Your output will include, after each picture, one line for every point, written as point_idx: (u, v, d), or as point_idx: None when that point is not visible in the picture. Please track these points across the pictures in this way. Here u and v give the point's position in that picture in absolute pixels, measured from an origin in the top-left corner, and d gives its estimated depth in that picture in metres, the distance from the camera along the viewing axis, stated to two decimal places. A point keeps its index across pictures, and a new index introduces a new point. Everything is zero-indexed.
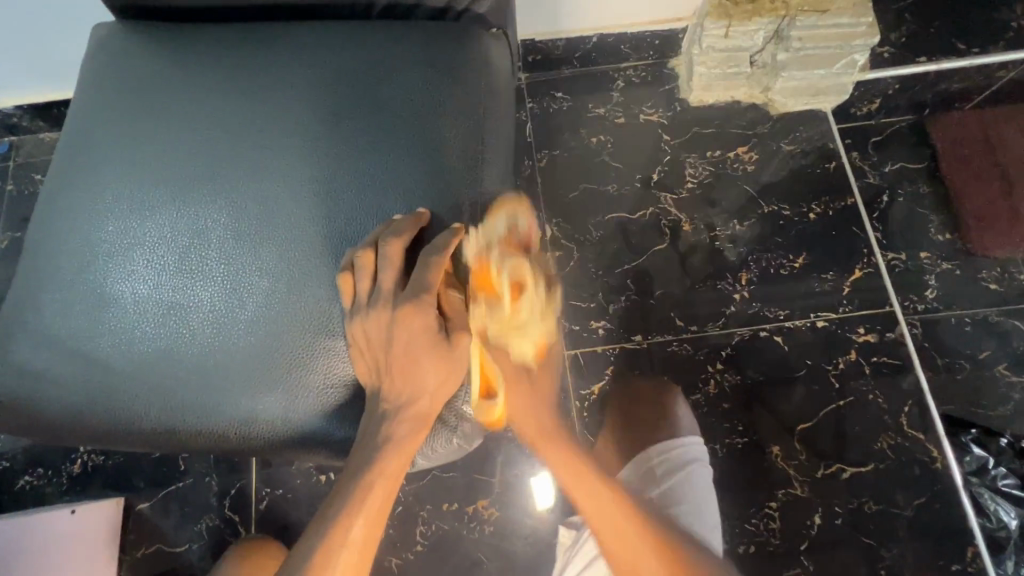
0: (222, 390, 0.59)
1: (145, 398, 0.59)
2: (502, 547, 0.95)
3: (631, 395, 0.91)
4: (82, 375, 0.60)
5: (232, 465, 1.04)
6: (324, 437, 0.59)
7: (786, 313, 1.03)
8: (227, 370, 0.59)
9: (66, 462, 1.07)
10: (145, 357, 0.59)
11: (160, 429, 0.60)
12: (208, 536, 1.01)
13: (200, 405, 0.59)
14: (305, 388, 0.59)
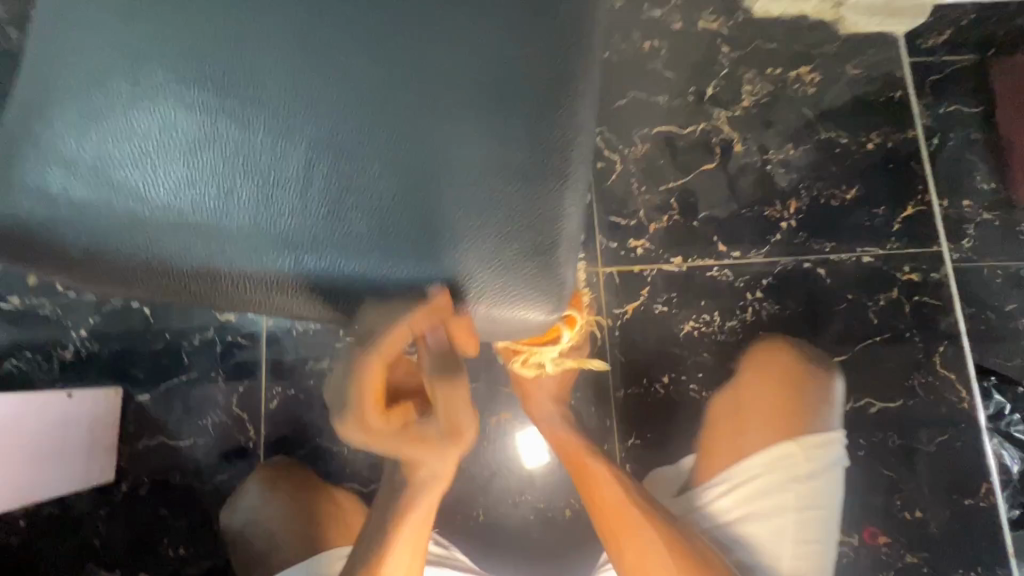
0: (272, 235, 0.51)
1: (175, 237, 0.51)
2: (524, 459, 0.93)
3: (768, 358, 0.86)
4: (96, 204, 0.50)
5: (240, 362, 0.98)
6: (390, 287, 0.52)
7: (832, 245, 0.99)
8: (280, 214, 0.51)
9: (58, 347, 0.99)
10: (179, 190, 0.51)
11: (190, 275, 0.51)
12: (214, 432, 0.96)
13: (243, 250, 0.51)
14: (372, 229, 0.51)
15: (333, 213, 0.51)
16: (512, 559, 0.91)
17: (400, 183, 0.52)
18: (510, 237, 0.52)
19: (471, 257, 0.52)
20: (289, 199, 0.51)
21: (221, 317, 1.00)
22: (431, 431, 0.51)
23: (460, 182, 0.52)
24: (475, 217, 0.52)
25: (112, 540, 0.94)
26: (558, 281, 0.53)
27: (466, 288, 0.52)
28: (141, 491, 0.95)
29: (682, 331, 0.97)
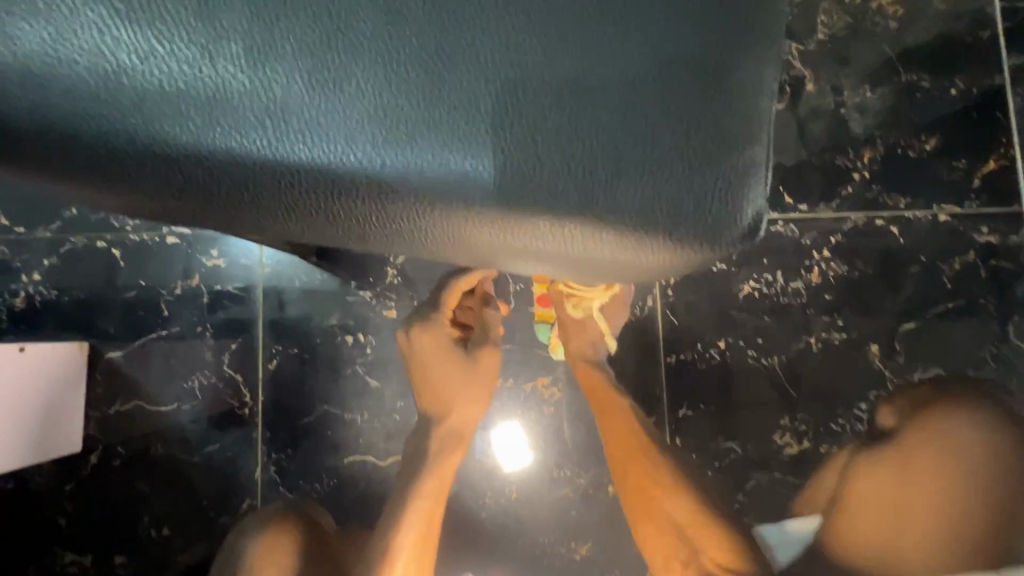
0: (199, 77, 0.28)
1: (20, 68, 0.28)
2: (562, 429, 0.84)
3: (947, 437, 0.53)
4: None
5: (231, 316, 0.84)
6: (461, 195, 0.29)
7: (907, 201, 0.89)
8: (223, 41, 0.28)
9: (5, 294, 0.84)
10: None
11: (54, 144, 0.28)
12: (203, 397, 0.82)
13: (143, 101, 0.28)
14: (430, 91, 0.29)
15: (323, 48, 0.29)
16: (549, 539, 0.82)
17: (446, 2, 0.29)
18: (646, 105, 0.29)
19: (569, 133, 0.29)
20: (240, 19, 0.29)
21: (208, 262, 0.84)
22: (477, 380, 0.62)
23: (555, 7, 0.30)
24: (580, 66, 0.29)
25: (81, 518, 0.80)
26: (735, 188, 0.29)
27: (556, 194, 0.29)
28: (115, 463, 0.81)
29: (741, 292, 0.88)
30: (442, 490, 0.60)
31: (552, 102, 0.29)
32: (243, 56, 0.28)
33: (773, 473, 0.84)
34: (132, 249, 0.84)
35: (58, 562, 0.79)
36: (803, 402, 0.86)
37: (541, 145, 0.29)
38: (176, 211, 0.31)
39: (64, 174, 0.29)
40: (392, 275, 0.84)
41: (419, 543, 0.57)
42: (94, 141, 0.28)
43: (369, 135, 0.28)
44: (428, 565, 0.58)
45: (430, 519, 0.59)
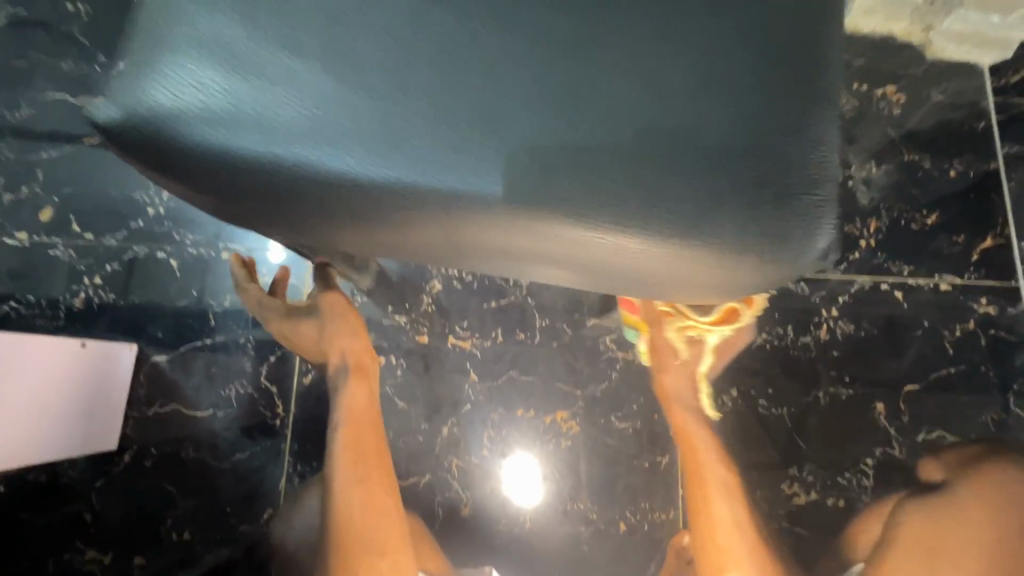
0: (393, 135, 0.45)
1: (260, 122, 0.44)
2: (578, 463, 0.87)
3: (1004, 488, 0.64)
4: (156, 87, 0.43)
5: (272, 329, 0.89)
6: (652, 245, 0.46)
7: (910, 268, 0.95)
8: (414, 117, 0.45)
9: (65, 293, 0.90)
10: (270, 79, 0.44)
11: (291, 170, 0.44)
12: (238, 405, 0.86)
13: (356, 144, 0.44)
14: (634, 181, 0.46)
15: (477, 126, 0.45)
16: (559, 573, 0.84)
17: (560, 103, 0.46)
18: (758, 187, 0.46)
19: (718, 205, 0.46)
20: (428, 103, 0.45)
21: (257, 279, 0.91)
22: (330, 323, 0.74)
23: (639, 115, 0.47)
24: (699, 156, 0.46)
25: (106, 516, 0.82)
26: (790, 231, 0.46)
27: (709, 245, 0.46)
28: (145, 463, 0.84)
29: (754, 343, 0.92)
30: (359, 413, 0.71)
31: (646, 167, 0.46)
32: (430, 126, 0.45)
33: (781, 522, 0.86)
34: (189, 261, 0.91)
35: (77, 559, 0.80)
36: (811, 452, 0.89)
37: (701, 212, 0.46)
38: (369, 217, 0.46)
39: (378, 226, 0.47)
40: (427, 302, 0.90)
41: (350, 467, 0.67)
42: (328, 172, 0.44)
43: (601, 207, 0.45)
44: (383, 490, 0.67)
45: (362, 439, 0.69)
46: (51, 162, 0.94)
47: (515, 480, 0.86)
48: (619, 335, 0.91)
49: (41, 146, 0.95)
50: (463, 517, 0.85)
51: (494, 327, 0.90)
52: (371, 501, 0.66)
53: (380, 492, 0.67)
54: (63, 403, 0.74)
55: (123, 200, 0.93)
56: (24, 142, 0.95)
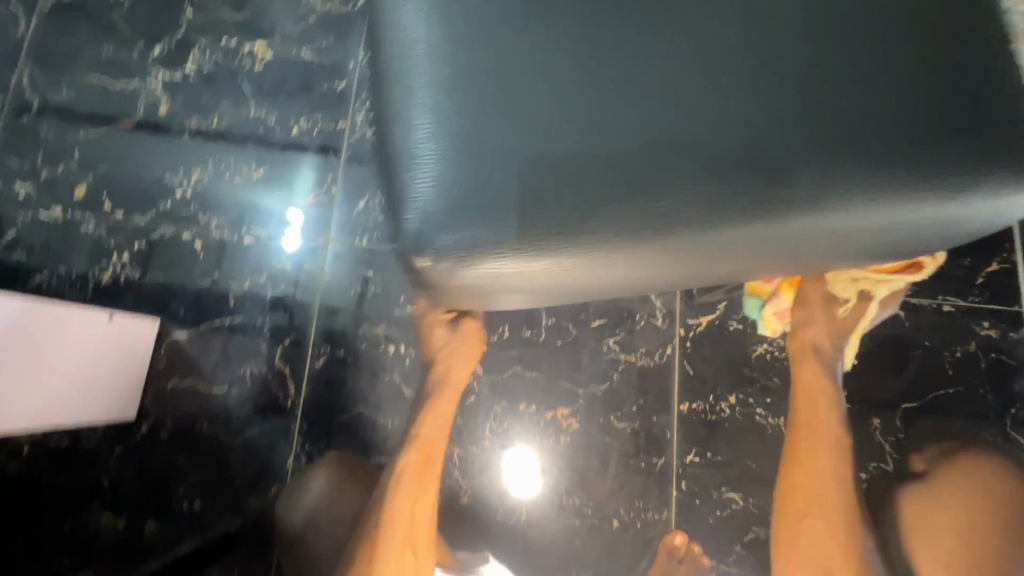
0: (595, 171, 0.50)
1: (503, 187, 0.50)
2: (576, 460, 0.89)
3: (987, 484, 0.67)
4: (410, 174, 0.52)
5: (288, 314, 0.93)
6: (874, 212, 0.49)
7: (914, 288, 0.96)
8: (602, 151, 0.50)
9: (95, 268, 0.94)
10: (496, 137, 0.51)
11: (659, 245, 0.51)
12: (252, 384, 0.90)
13: (588, 220, 0.50)
14: (838, 178, 0.49)
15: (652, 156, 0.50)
16: (552, 564, 0.86)
17: (698, 131, 0.50)
18: (957, 139, 0.48)
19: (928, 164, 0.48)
20: (603, 138, 0.50)
21: (276, 264, 0.94)
22: (458, 342, 0.79)
23: (776, 130, 0.49)
24: (891, 151, 0.48)
25: (122, 482, 0.86)
26: (999, 163, 0.48)
27: (923, 202, 0.49)
28: (162, 435, 0.88)
29: (755, 353, 0.93)
30: (433, 429, 0.78)
31: (751, 195, 0.49)
32: (614, 159, 0.50)
33: None
34: (213, 243, 0.95)
35: (93, 521, 0.84)
36: None
37: (912, 177, 0.48)
38: (609, 270, 0.53)
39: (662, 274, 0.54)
40: None
41: (418, 465, 0.76)
42: (639, 238, 0.50)
43: (814, 206, 0.49)
44: (429, 496, 0.75)
45: (428, 448, 0.77)
46: (88, 142, 0.99)
47: (513, 473, 0.89)
48: (622, 338, 0.93)
49: (80, 127, 0.99)
50: (462, 505, 0.88)
51: (501, 323, 0.93)
52: (407, 515, 0.73)
53: (423, 513, 0.74)
54: (76, 373, 0.76)
55: (153, 182, 0.97)
56: (63, 122, 0.99)
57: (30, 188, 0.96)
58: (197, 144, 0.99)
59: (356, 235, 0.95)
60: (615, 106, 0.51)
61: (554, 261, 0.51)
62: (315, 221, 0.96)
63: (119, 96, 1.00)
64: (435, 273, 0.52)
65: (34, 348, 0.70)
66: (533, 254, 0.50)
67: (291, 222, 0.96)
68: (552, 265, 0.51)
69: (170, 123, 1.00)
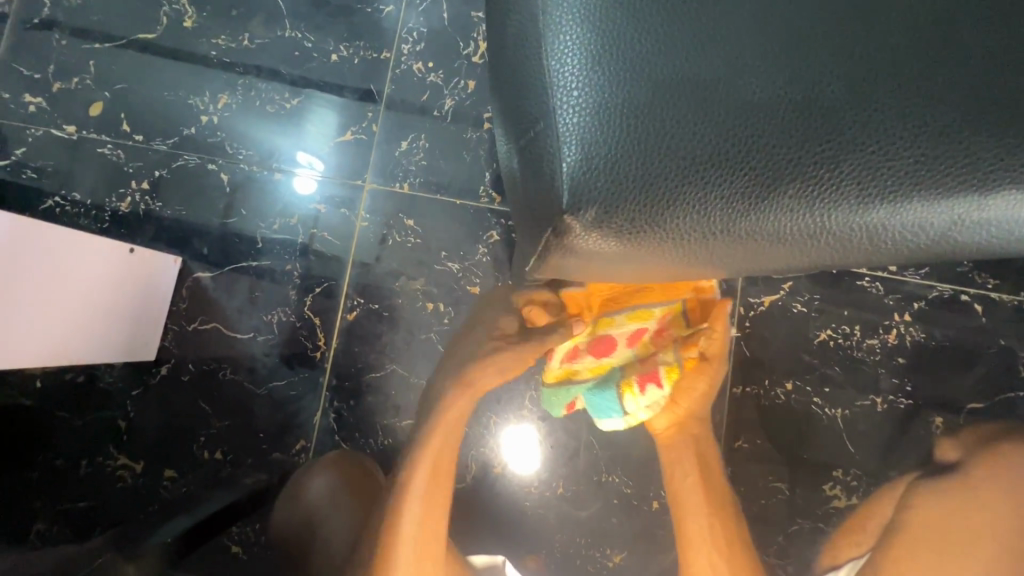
0: (877, 99, 0.28)
1: (724, 122, 0.28)
2: (618, 438, 0.84)
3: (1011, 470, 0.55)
4: (552, 90, 0.28)
5: (320, 261, 0.86)
6: None
7: (997, 282, 0.87)
8: (862, 75, 0.29)
9: (111, 196, 0.86)
10: (687, 31, 0.29)
11: (957, 234, 0.30)
12: (279, 332, 0.84)
13: (869, 182, 0.28)
14: None
15: (948, 82, 0.29)
16: (585, 541, 0.83)
17: (978, 40, 0.30)
18: None
19: None
20: (853, 46, 0.29)
21: (309, 206, 0.87)
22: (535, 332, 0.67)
23: None
24: None
25: (141, 426, 0.81)
26: None
27: None
28: (183, 379, 0.82)
29: (817, 338, 0.87)
30: (449, 429, 0.66)
31: None
32: (879, 83, 0.29)
33: (817, 521, 0.85)
34: (240, 178, 0.87)
35: (109, 464, 0.80)
36: (859, 457, 0.86)
37: None
38: (886, 261, 0.32)
39: (964, 257, 0.32)
40: (482, 254, 0.86)
41: (427, 478, 0.65)
42: (934, 217, 0.29)
43: None
44: (441, 504, 0.65)
45: (439, 455, 0.65)
46: (104, 56, 0.89)
47: (549, 445, 0.84)
48: None
49: (95, 37, 0.89)
50: (494, 474, 0.84)
51: None
52: (427, 515, 0.64)
53: (430, 528, 0.64)
54: (95, 308, 0.69)
55: (176, 106, 0.88)
56: (76, 29, 0.89)
57: (41, 102, 0.87)
58: (224, 66, 0.89)
59: (396, 180, 0.87)
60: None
61: (784, 250, 0.30)
62: (350, 162, 0.88)
63: (139, 5, 0.90)
64: (587, 263, 0.29)
65: (58, 268, 0.64)
66: (752, 236, 0.29)
67: (307, 162, 0.87)
68: (767, 254, 0.30)
69: (195, 41, 0.90)
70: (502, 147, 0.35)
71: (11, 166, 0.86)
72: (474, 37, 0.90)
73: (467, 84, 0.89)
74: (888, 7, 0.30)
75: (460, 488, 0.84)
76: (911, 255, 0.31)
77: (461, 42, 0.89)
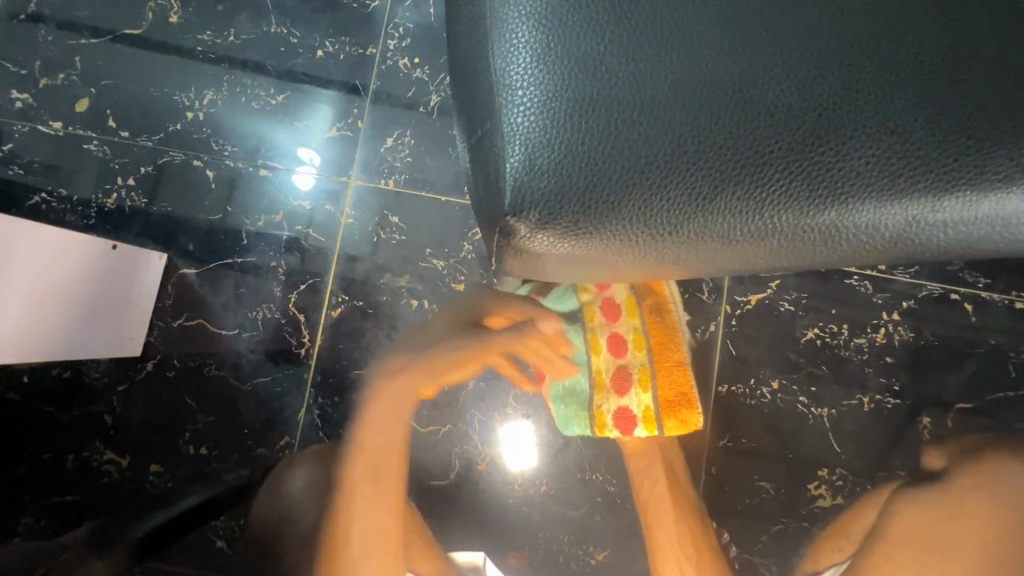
0: (828, 100, 0.28)
1: (671, 123, 0.27)
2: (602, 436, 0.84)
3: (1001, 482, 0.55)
4: (499, 89, 0.28)
5: (305, 258, 0.86)
6: None
7: (987, 281, 0.86)
8: (815, 73, 0.28)
9: (98, 193, 0.86)
10: (640, 28, 0.29)
11: (914, 236, 0.29)
12: (264, 329, 0.84)
13: (818, 184, 0.28)
14: None
15: (904, 80, 0.28)
16: (568, 539, 0.83)
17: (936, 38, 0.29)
18: None
19: None
20: (809, 44, 0.29)
21: (294, 202, 0.87)
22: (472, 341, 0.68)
23: None
24: None
25: (127, 420, 0.82)
26: None
27: None
28: (168, 374, 0.83)
29: (805, 337, 0.87)
30: (381, 434, 0.64)
31: None
32: (832, 84, 0.28)
33: (802, 521, 0.84)
34: (226, 174, 0.87)
35: (96, 459, 0.81)
36: (845, 456, 0.85)
37: None
38: (842, 263, 0.32)
39: (922, 259, 0.32)
40: (467, 252, 0.86)
41: (370, 487, 0.63)
42: (887, 219, 0.28)
43: None
44: (389, 517, 0.63)
45: (382, 464, 0.64)
46: (90, 51, 0.89)
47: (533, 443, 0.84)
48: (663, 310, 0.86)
49: (81, 32, 0.89)
50: (478, 472, 0.84)
51: None
52: (374, 525, 0.62)
53: (379, 543, 0.62)
54: (74, 306, 0.69)
55: (161, 102, 0.88)
56: (63, 25, 0.89)
57: (27, 98, 0.88)
58: (210, 62, 0.89)
59: (382, 176, 0.87)
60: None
61: (736, 252, 0.29)
62: (335, 159, 0.87)
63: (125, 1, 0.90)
64: (535, 265, 0.29)
65: (36, 265, 0.64)
66: (701, 238, 0.28)
67: (308, 158, 0.87)
68: (719, 257, 0.30)
69: (181, 36, 0.89)
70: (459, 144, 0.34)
71: None
72: None
73: (453, 80, 0.88)
74: (845, 2, 0.29)
75: (444, 485, 0.84)
76: (866, 258, 0.31)
77: (447, 38, 0.89)
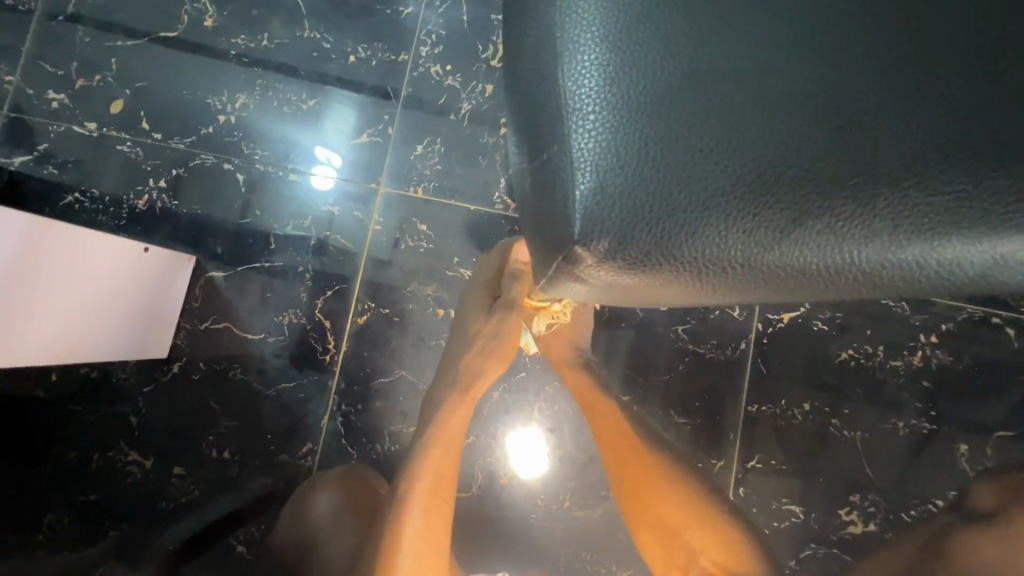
0: (911, 135, 0.27)
1: (749, 154, 0.26)
2: None
3: None
4: (569, 112, 0.27)
5: (332, 263, 0.85)
6: None
7: None
8: (898, 109, 0.27)
9: (129, 194, 0.87)
10: (717, 54, 0.28)
11: (997, 277, 0.28)
12: (290, 334, 0.84)
13: (902, 221, 0.27)
14: None
15: (991, 117, 0.27)
16: (591, 556, 0.81)
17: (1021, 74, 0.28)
18: None
19: None
20: (890, 75, 0.28)
21: (323, 208, 0.86)
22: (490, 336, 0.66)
23: None
24: None
25: (151, 421, 0.82)
26: None
27: None
28: (194, 377, 0.83)
29: (838, 358, 0.85)
30: (448, 439, 0.64)
31: None
32: (917, 117, 0.27)
33: (832, 547, 0.82)
34: (256, 177, 0.87)
35: (120, 459, 0.81)
36: (878, 483, 0.83)
37: None
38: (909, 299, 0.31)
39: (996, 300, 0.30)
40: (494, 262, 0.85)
41: (429, 494, 0.62)
42: (970, 259, 0.27)
43: None
44: (442, 524, 0.62)
45: (440, 472, 0.63)
46: (126, 53, 0.90)
47: (557, 457, 0.83)
48: (692, 326, 0.85)
49: (118, 35, 0.90)
50: (500, 485, 0.83)
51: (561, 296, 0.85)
52: (426, 531, 0.60)
53: (432, 549, 0.61)
54: (113, 308, 0.70)
55: (194, 105, 0.89)
56: (100, 27, 0.90)
57: (63, 98, 0.89)
58: (243, 66, 0.89)
59: (410, 183, 0.87)
60: (909, 26, 0.29)
61: (810, 288, 0.28)
62: (364, 164, 0.87)
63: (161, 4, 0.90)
64: (597, 294, 0.28)
65: (68, 268, 0.63)
66: (774, 272, 0.27)
67: (325, 158, 0.87)
68: (790, 291, 0.28)
69: (215, 39, 0.90)
70: (514, 167, 0.33)
71: (33, 161, 0.87)
72: (494, 40, 0.89)
73: (484, 88, 0.88)
74: (929, 35, 0.29)
75: (465, 497, 0.83)
76: (939, 296, 0.30)
77: (480, 46, 0.88)
